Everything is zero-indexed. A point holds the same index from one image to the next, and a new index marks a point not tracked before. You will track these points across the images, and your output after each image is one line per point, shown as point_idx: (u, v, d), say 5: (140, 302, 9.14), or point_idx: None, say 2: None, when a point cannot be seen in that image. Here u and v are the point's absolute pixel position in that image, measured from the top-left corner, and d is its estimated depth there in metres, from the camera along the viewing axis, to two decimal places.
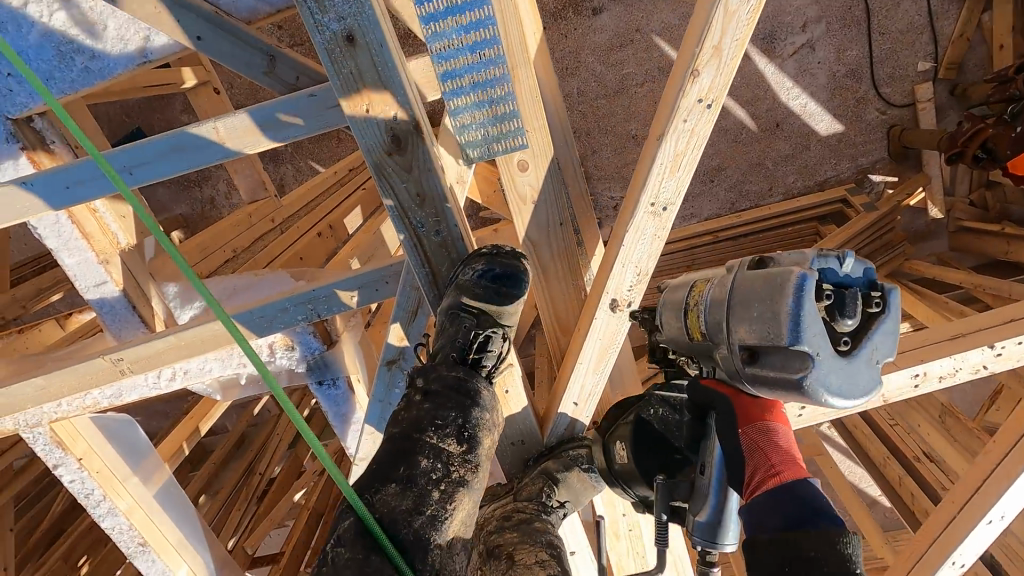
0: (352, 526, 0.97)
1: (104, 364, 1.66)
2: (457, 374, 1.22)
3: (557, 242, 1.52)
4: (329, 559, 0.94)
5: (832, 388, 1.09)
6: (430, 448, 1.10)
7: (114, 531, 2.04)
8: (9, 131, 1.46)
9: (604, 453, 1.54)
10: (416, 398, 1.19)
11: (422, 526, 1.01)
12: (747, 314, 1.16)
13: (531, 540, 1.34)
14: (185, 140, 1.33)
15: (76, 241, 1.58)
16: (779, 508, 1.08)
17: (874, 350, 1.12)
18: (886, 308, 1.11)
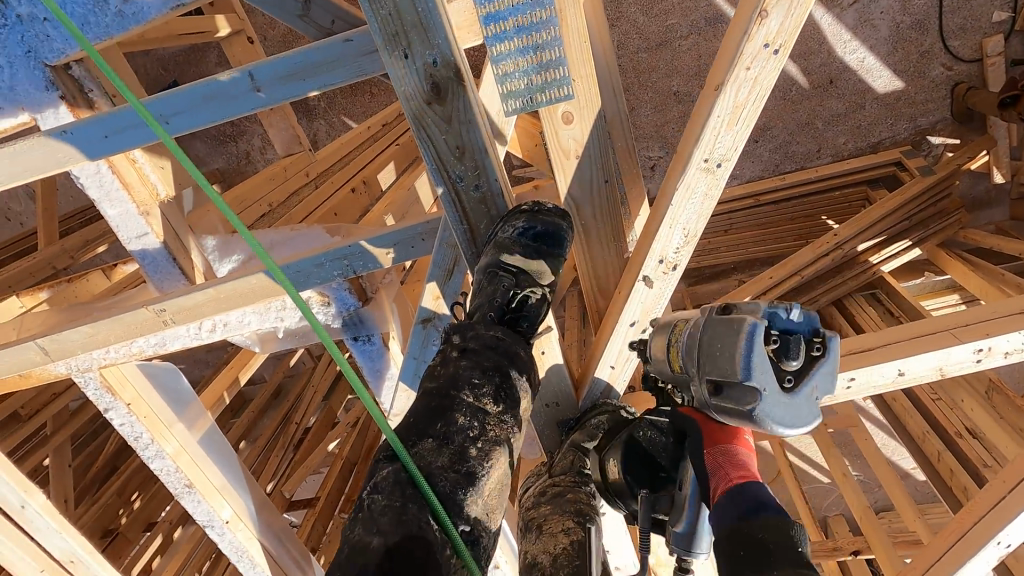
0: (389, 476, 0.98)
1: (148, 314, 1.70)
2: (495, 335, 1.19)
3: (600, 199, 1.44)
4: (366, 505, 0.96)
5: (778, 423, 1.11)
6: (467, 405, 1.08)
7: (162, 472, 2.13)
8: (49, 78, 1.46)
9: (597, 466, 1.46)
10: (453, 355, 1.17)
11: (458, 482, 1.00)
12: (708, 352, 1.17)
13: (562, 510, 1.40)
14: (219, 88, 1.30)
15: (117, 192, 1.59)
16: (733, 506, 1.09)
17: (814, 389, 1.14)
18: (827, 351, 1.13)
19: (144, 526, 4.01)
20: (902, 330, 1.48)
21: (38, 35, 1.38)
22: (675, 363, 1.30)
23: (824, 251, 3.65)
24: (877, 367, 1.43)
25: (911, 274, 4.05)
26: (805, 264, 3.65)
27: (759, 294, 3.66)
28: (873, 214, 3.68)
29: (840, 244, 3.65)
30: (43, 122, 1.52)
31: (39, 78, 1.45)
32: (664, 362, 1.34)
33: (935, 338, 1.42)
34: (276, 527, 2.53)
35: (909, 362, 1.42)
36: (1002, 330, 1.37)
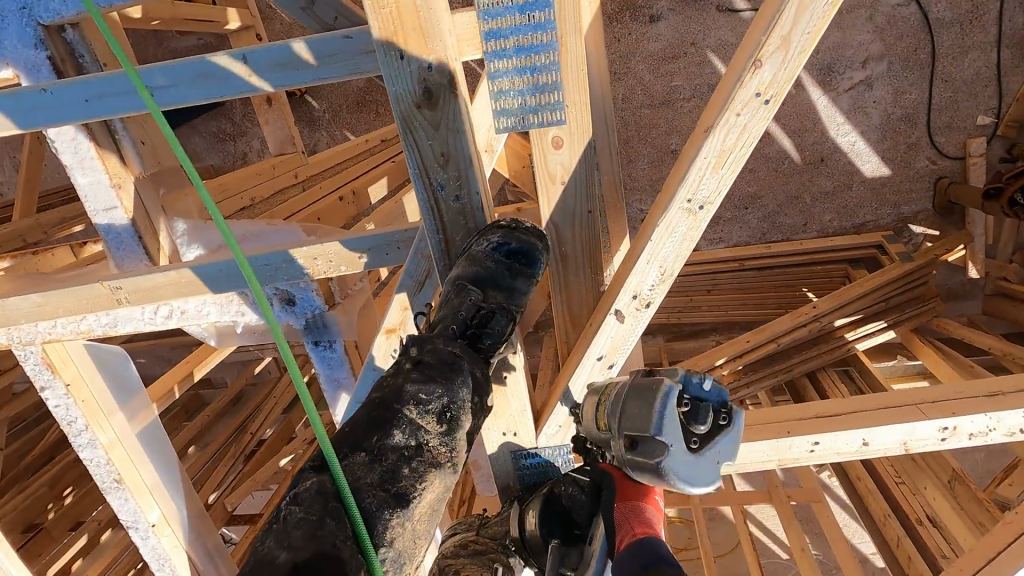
0: (312, 487, 0.90)
1: (102, 291, 1.62)
2: (453, 351, 1.13)
3: (580, 229, 1.43)
4: (282, 517, 0.88)
5: (682, 480, 1.15)
6: (407, 422, 1.02)
7: (92, 463, 2.05)
8: (39, 37, 1.43)
9: (514, 520, 1.43)
10: (405, 367, 1.11)
11: (383, 502, 0.94)
12: (624, 411, 1.20)
13: (481, 564, 1.33)
14: (212, 67, 1.26)
15: (91, 160, 1.55)
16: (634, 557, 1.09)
17: (717, 454, 1.18)
18: (728, 423, 1.18)
19: (70, 524, 3.75)
20: (869, 400, 1.46)
21: None
22: (597, 424, 1.31)
23: (802, 321, 3.69)
24: (841, 433, 1.40)
25: (884, 356, 4.10)
26: (783, 332, 3.69)
27: (734, 357, 3.69)
28: (852, 292, 3.74)
29: (817, 317, 3.70)
30: (26, 80, 1.48)
31: (29, 35, 1.43)
32: (591, 415, 1.35)
33: (902, 412, 1.40)
34: (207, 536, 2.43)
35: (874, 433, 1.38)
36: (964, 409, 1.35)
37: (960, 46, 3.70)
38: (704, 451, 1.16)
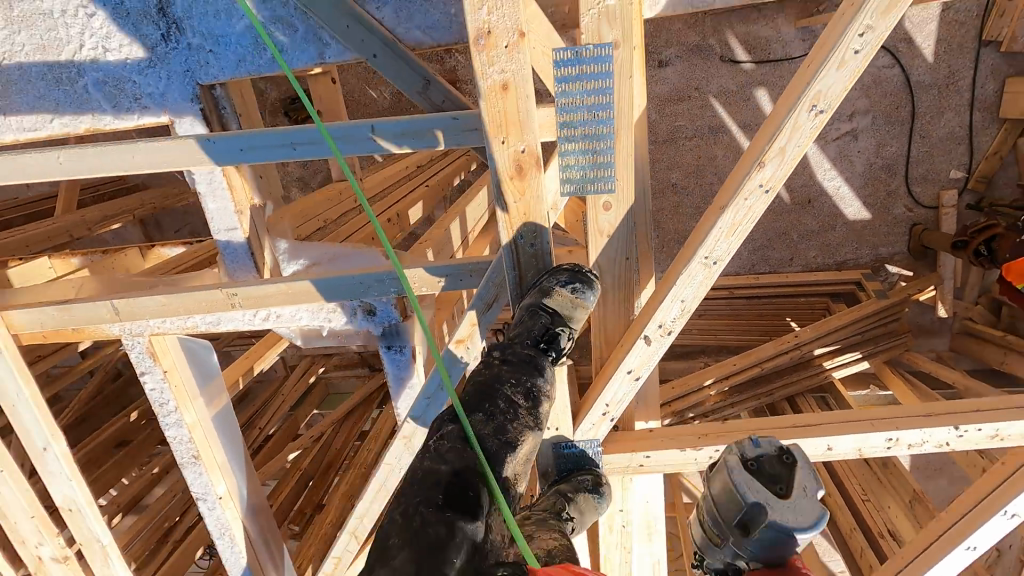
0: (454, 429, 1.29)
1: (220, 296, 1.97)
2: (529, 352, 1.52)
3: (618, 272, 1.81)
4: (434, 447, 1.26)
5: (795, 526, 1.16)
6: (506, 397, 1.39)
7: (175, 440, 2.41)
8: (195, 93, 1.78)
9: (581, 508, 1.75)
10: (495, 361, 1.52)
11: (498, 447, 1.31)
12: (721, 505, 1.27)
13: (550, 526, 1.51)
14: (347, 132, 1.63)
15: (222, 191, 1.89)
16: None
17: (806, 487, 1.20)
18: (796, 461, 1.23)
19: None
20: (834, 415, 1.85)
21: (202, 61, 1.73)
22: (722, 551, 1.32)
23: (784, 348, 4.12)
24: (811, 439, 1.77)
25: (859, 384, 4.53)
26: (766, 357, 4.11)
27: (721, 378, 4.07)
28: (831, 324, 4.17)
29: (798, 345, 4.13)
30: (180, 125, 1.83)
31: (188, 91, 1.77)
32: (703, 538, 1.39)
33: (860, 425, 1.78)
34: (261, 509, 2.78)
35: (837, 440, 1.77)
36: (910, 424, 1.74)
37: (937, 107, 4.17)
38: (794, 498, 1.19)
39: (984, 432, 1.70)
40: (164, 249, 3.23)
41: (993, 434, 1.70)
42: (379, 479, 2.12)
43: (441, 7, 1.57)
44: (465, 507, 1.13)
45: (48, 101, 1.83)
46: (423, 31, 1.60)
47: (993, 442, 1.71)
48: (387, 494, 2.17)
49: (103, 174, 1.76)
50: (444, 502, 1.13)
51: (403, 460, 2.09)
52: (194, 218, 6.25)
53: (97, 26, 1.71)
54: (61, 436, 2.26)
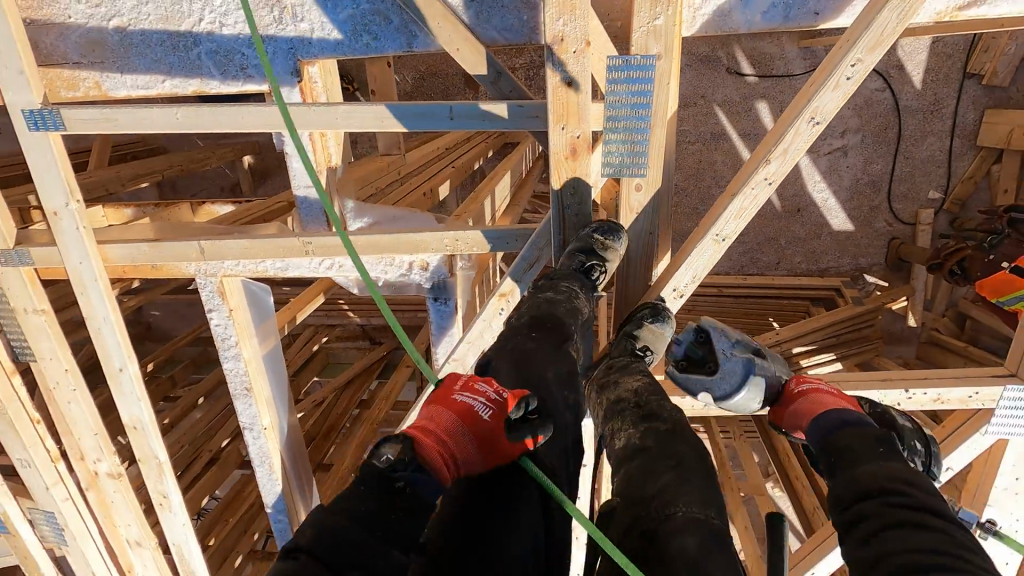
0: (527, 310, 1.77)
1: (297, 244, 2.27)
2: (572, 274, 1.97)
3: (642, 245, 2.10)
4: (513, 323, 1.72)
5: (729, 381, 1.79)
6: (563, 288, 1.88)
7: (231, 372, 2.71)
8: (295, 67, 2.11)
9: (646, 342, 1.94)
10: (547, 282, 1.97)
11: (566, 310, 1.78)
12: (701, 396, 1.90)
13: (632, 372, 1.71)
14: (429, 110, 1.94)
15: (307, 152, 2.21)
16: (819, 431, 1.43)
17: (724, 350, 1.82)
18: (706, 332, 1.88)
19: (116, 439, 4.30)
20: None
21: (308, 42, 2.05)
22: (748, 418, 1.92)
23: (766, 343, 4.52)
24: None
25: None
26: None
27: None
28: (809, 324, 4.59)
29: (779, 342, 4.53)
30: (279, 94, 2.16)
31: (290, 65, 2.10)
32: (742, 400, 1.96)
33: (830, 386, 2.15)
34: (297, 447, 3.09)
35: None
36: (869, 385, 2.12)
37: (921, 131, 4.58)
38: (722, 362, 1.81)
39: (930, 396, 2.09)
40: (212, 207, 3.54)
41: (936, 397, 2.09)
42: None
43: (516, 13, 1.92)
44: (547, 328, 1.65)
45: (163, 64, 2.16)
46: (498, 32, 1.95)
47: (936, 403, 2.10)
48: None
49: (211, 130, 2.08)
50: (531, 329, 1.63)
51: None
52: (212, 184, 6.49)
53: (218, 5, 2.04)
54: (135, 358, 2.54)
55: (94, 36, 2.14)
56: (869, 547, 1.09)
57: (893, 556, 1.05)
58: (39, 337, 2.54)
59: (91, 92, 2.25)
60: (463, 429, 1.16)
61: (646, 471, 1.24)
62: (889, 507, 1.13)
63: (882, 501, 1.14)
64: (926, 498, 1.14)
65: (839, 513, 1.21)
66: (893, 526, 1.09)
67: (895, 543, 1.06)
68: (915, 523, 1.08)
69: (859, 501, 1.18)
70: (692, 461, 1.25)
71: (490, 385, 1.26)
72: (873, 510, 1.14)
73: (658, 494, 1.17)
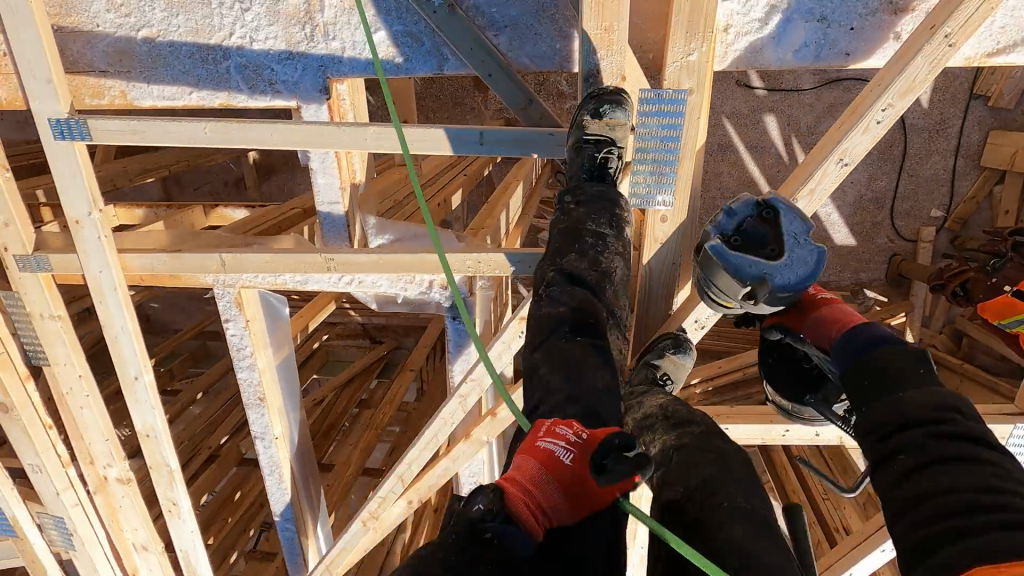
0: (558, 276, 1.71)
1: (318, 259, 2.27)
2: (595, 188, 1.86)
3: (664, 274, 2.10)
4: (547, 290, 1.69)
5: (785, 271, 1.64)
6: (591, 232, 1.78)
7: (245, 381, 2.72)
8: (323, 85, 2.10)
9: (666, 369, 1.99)
10: (572, 206, 1.86)
11: (600, 274, 1.73)
12: (726, 282, 1.72)
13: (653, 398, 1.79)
14: (460, 135, 1.95)
15: (332, 169, 2.22)
16: (850, 347, 1.46)
17: (793, 236, 1.65)
18: (775, 215, 1.67)
19: None
20: None
21: (336, 60, 2.05)
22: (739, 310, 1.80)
23: None
24: (804, 426, 2.16)
25: None
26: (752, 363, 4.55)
27: (709, 378, 4.50)
28: None
29: None
30: (306, 111, 2.15)
31: (318, 82, 2.09)
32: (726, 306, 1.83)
33: None
34: (306, 455, 3.10)
35: (825, 429, 2.16)
36: None
37: (926, 150, 4.62)
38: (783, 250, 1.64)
39: None
40: (224, 210, 3.54)
41: None
42: (434, 429, 2.47)
43: (549, 41, 1.93)
44: (588, 329, 1.57)
45: (191, 76, 2.15)
46: (530, 58, 1.96)
47: None
48: (438, 443, 2.52)
49: (239, 145, 2.07)
50: (572, 331, 1.56)
51: (456, 415, 2.44)
52: (215, 178, 6.44)
53: (249, 20, 2.04)
54: (150, 367, 2.54)
55: (122, 46, 2.13)
56: (910, 484, 1.15)
57: (940, 493, 1.09)
58: (54, 343, 2.54)
59: (115, 101, 2.24)
60: (546, 476, 1.15)
61: (688, 466, 1.40)
62: (938, 442, 1.15)
63: (930, 432, 1.18)
64: (971, 426, 1.16)
65: (878, 440, 1.25)
66: (938, 463, 1.13)
67: (941, 481, 1.11)
68: (960, 456, 1.12)
69: (903, 434, 1.21)
70: (730, 452, 1.40)
71: (570, 426, 1.22)
72: (917, 444, 1.18)
73: (702, 485, 1.32)
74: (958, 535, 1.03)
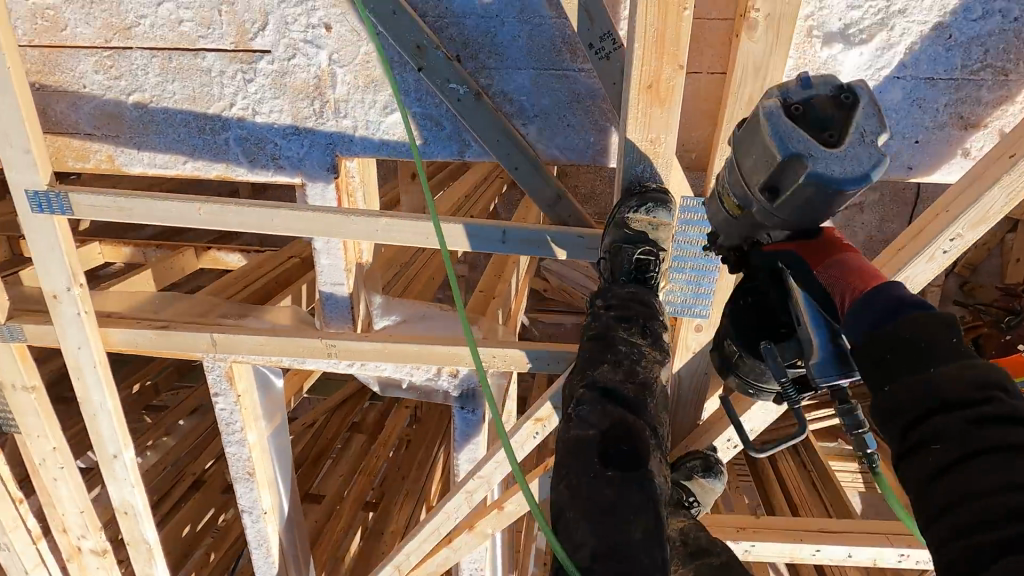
0: (589, 392, 1.31)
1: (319, 345, 2.08)
2: (631, 288, 1.49)
3: (695, 383, 1.96)
4: (575, 414, 1.30)
5: (840, 172, 1.01)
6: (625, 339, 1.40)
7: (233, 456, 2.54)
8: (330, 162, 1.91)
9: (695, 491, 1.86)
10: (601, 310, 1.48)
11: (637, 387, 1.33)
12: (751, 161, 1.13)
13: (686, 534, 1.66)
14: (481, 233, 1.78)
15: (337, 251, 2.03)
16: (869, 311, 1.00)
17: (865, 132, 1.03)
18: (855, 101, 1.04)
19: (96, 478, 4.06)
20: (858, 524, 2.10)
21: (345, 137, 1.87)
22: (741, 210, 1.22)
23: None
24: (835, 545, 2.03)
25: None
26: None
27: None
28: None
29: None
30: (312, 190, 1.97)
31: (325, 160, 1.91)
32: (721, 215, 1.30)
33: (876, 536, 2.05)
34: (296, 523, 2.93)
35: (858, 549, 2.03)
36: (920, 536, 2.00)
37: None
38: (845, 147, 1.02)
39: None
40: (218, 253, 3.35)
41: None
42: (436, 523, 2.31)
43: (582, 134, 1.76)
44: (626, 457, 1.20)
45: (186, 145, 1.95)
46: (560, 150, 1.79)
47: None
48: (439, 536, 2.37)
49: (235, 226, 1.88)
50: (603, 461, 1.20)
51: (460, 510, 2.28)
52: None
53: (252, 91, 1.84)
54: (131, 443, 2.36)
55: (110, 109, 1.93)
56: (944, 487, 0.84)
57: (981, 495, 0.81)
58: (27, 414, 2.34)
59: (101, 165, 2.05)
60: None
61: None
62: (979, 429, 0.84)
63: (971, 416, 0.85)
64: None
65: (891, 427, 0.93)
66: (980, 454, 0.83)
67: (984, 477, 0.81)
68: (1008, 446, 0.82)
69: (928, 419, 0.89)
70: None
71: None
72: (953, 433, 0.85)
73: None
74: (1000, 552, 0.77)
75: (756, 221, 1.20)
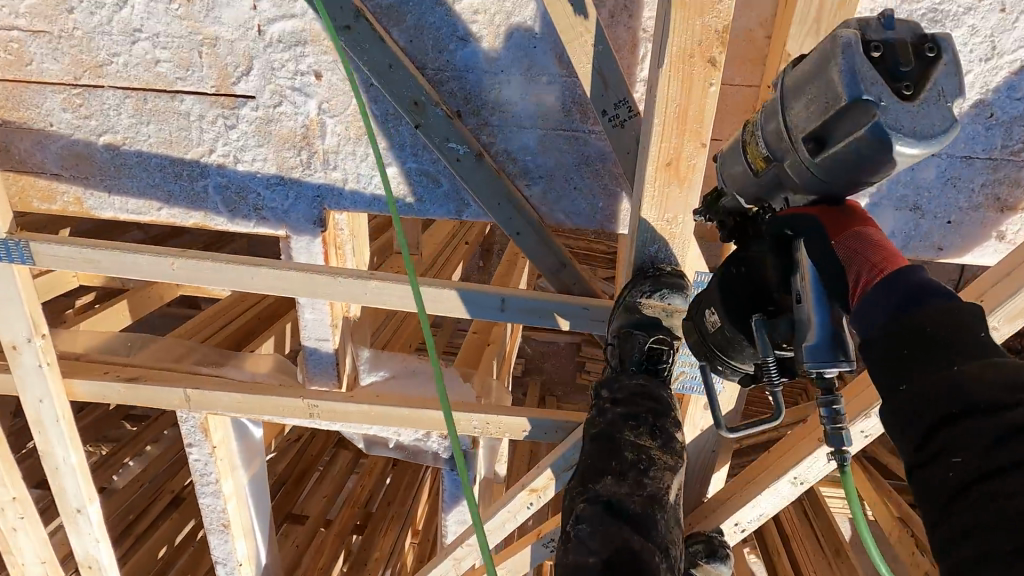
0: (589, 508, 1.19)
1: (301, 405, 1.94)
2: (640, 381, 1.36)
3: (701, 459, 1.85)
4: (573, 535, 1.17)
5: (904, 131, 0.82)
6: (632, 443, 1.27)
7: (207, 507, 2.39)
8: (317, 215, 1.78)
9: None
10: (607, 405, 1.35)
11: (643, 502, 1.20)
12: (802, 100, 0.92)
13: None
14: (478, 301, 1.65)
15: (322, 306, 1.89)
16: (888, 295, 0.83)
17: (943, 91, 0.83)
18: (941, 53, 0.84)
19: None
20: None
21: (334, 190, 1.73)
22: (765, 160, 1.02)
23: None
24: None
25: None
26: None
27: None
28: None
29: None
30: (297, 242, 1.83)
31: (312, 213, 1.77)
32: (740, 167, 1.09)
33: None
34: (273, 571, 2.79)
35: None
36: None
37: None
38: (922, 101, 0.83)
39: None
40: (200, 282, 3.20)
41: None
42: None
43: (589, 198, 1.64)
44: None
45: (161, 191, 1.81)
46: (565, 214, 1.66)
47: None
48: None
49: (212, 282, 1.74)
50: None
51: None
52: None
53: (234, 137, 1.70)
54: (96, 496, 2.20)
55: (79, 150, 1.77)
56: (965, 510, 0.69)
57: (999, 501, 0.66)
58: None
59: (69, 207, 1.89)
60: None
61: None
62: (1008, 442, 0.68)
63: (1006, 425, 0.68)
64: None
65: (906, 432, 0.77)
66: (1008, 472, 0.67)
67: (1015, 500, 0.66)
68: None
69: (951, 424, 0.72)
70: None
71: None
72: (978, 443, 0.69)
73: None
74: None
75: (784, 177, 1.00)
